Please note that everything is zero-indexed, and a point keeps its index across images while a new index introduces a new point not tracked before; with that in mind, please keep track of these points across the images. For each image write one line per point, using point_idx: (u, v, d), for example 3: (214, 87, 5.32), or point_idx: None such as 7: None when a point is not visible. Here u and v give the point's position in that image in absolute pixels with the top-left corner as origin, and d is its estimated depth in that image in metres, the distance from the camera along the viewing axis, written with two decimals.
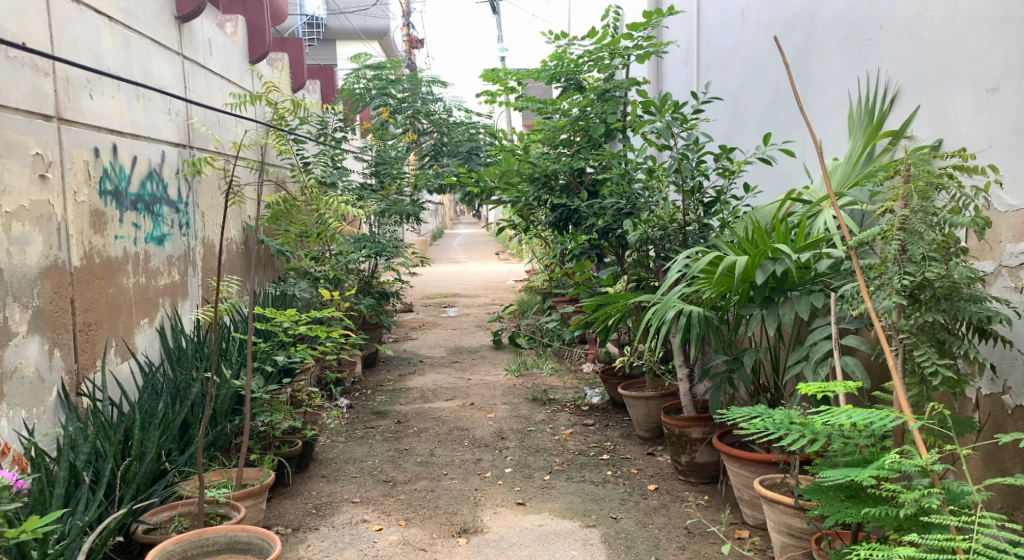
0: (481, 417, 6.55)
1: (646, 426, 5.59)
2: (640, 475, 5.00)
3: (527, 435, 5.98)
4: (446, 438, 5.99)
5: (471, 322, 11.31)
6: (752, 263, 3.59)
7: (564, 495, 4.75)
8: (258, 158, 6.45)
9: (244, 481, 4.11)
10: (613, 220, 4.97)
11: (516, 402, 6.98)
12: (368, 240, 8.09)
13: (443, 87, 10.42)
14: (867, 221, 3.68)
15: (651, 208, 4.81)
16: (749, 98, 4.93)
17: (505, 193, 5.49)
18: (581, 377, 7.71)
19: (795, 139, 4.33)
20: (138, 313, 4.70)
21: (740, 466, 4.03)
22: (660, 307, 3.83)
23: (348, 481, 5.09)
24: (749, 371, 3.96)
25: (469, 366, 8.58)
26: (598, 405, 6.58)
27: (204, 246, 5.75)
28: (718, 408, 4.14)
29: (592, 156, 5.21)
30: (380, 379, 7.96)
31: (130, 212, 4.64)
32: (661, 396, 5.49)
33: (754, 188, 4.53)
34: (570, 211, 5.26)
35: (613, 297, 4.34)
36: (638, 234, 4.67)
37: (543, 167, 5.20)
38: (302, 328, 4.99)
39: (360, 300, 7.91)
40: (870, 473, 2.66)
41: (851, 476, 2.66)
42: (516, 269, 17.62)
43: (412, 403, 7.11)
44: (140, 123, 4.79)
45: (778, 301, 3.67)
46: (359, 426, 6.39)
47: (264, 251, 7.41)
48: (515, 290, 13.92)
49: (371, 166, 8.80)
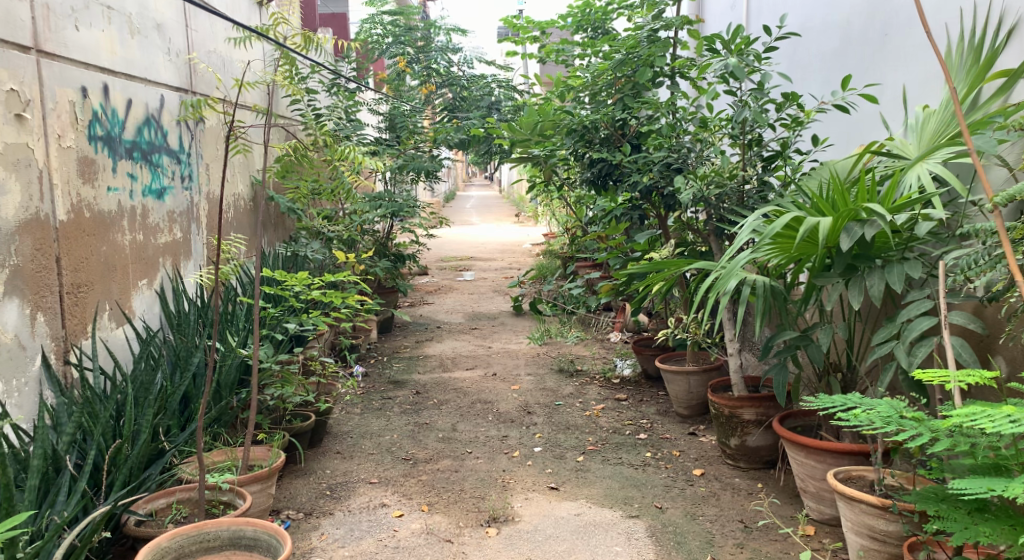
0: (505, 389, 6.11)
1: (685, 403, 5.16)
2: (683, 458, 4.56)
3: (555, 410, 5.54)
4: (468, 412, 5.56)
5: (489, 287, 10.86)
6: (836, 225, 3.16)
7: (602, 479, 4.32)
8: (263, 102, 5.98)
9: (250, 463, 3.66)
10: (660, 176, 4.45)
11: (542, 372, 6.55)
12: (384, 199, 7.62)
13: (462, 37, 9.91)
14: (978, 176, 3.29)
15: (704, 162, 4.35)
16: (808, 41, 4.43)
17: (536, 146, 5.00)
18: (608, 346, 7.26)
19: (878, 85, 3.85)
20: (134, 273, 4.25)
21: (808, 455, 3.58)
22: (725, 275, 3.38)
23: (364, 458, 4.66)
24: (824, 349, 3.51)
25: (490, 333, 8.14)
26: (631, 378, 6.14)
27: (211, 201, 5.36)
28: (784, 392, 3.68)
29: (633, 105, 4.69)
30: (396, 345, 7.53)
31: (124, 160, 4.20)
32: (703, 370, 5.06)
33: (823, 141, 4.05)
34: (610, 167, 4.74)
35: (662, 266, 3.88)
36: (692, 192, 4.17)
37: (584, 116, 4.70)
38: (316, 292, 4.55)
39: (376, 262, 7.45)
40: (1020, 487, 2.26)
41: (998, 492, 2.24)
42: (533, 232, 17.12)
43: (431, 372, 6.68)
44: (134, 61, 4.33)
45: (862, 270, 3.23)
46: (375, 396, 5.96)
47: (275, 208, 6.97)
48: (534, 253, 13.43)
49: (387, 121, 8.30)
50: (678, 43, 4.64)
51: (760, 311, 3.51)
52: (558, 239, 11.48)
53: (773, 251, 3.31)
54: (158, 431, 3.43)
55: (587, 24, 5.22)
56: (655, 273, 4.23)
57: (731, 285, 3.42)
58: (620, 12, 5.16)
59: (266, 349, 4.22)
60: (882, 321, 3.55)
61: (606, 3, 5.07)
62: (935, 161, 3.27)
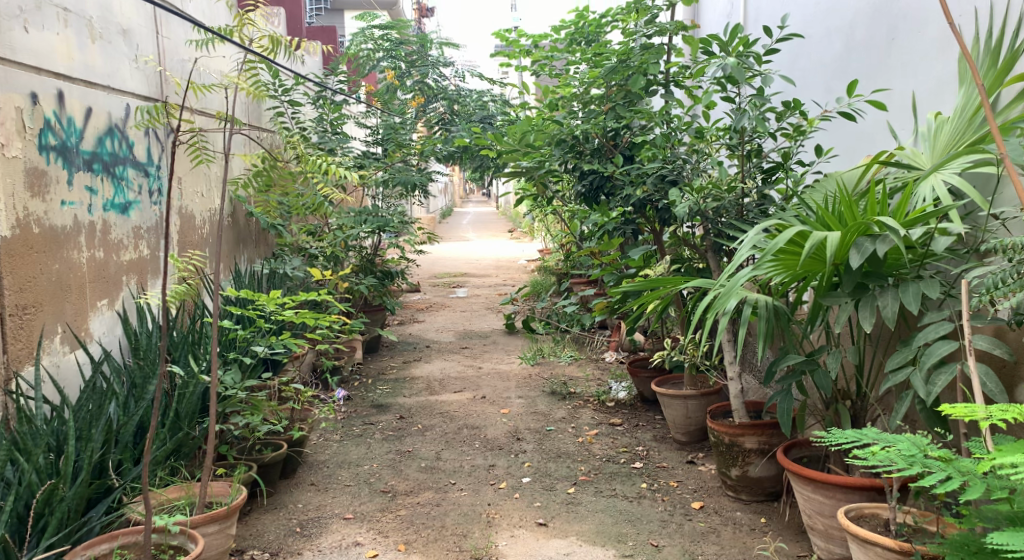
0: (494, 413, 5.84)
1: (683, 429, 4.89)
2: (681, 490, 4.30)
3: (546, 435, 5.27)
4: (454, 438, 5.28)
5: (481, 304, 10.59)
6: (846, 240, 2.89)
7: (594, 514, 4.05)
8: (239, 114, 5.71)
9: (210, 501, 3.39)
10: (654, 189, 4.18)
11: (533, 395, 6.27)
12: (370, 214, 7.36)
13: (454, 49, 9.67)
14: (1003, 187, 3.01)
15: (700, 174, 4.08)
16: (809, 45, 4.17)
17: (524, 158, 4.74)
18: (602, 367, 6.99)
19: (886, 91, 3.58)
20: (93, 293, 3.98)
21: (815, 490, 3.30)
22: (723, 294, 3.12)
23: (340, 491, 4.41)
24: (832, 375, 3.23)
25: (480, 353, 7.88)
26: (626, 401, 5.86)
27: (181, 217, 5.13)
28: (788, 421, 3.39)
29: (627, 115, 4.42)
30: (382, 366, 7.26)
31: (82, 172, 3.93)
32: (702, 394, 4.80)
33: (827, 151, 3.79)
34: (603, 179, 4.48)
35: (657, 282, 3.61)
36: (687, 205, 3.89)
37: (575, 126, 4.44)
38: (289, 313, 4.29)
39: (361, 280, 7.18)
40: None
41: None
42: (528, 248, 16.86)
43: (417, 395, 6.41)
44: (96, 67, 4.07)
45: (874, 289, 2.95)
46: (357, 422, 5.69)
47: (255, 225, 6.72)
48: (528, 270, 13.17)
49: (374, 134, 8.04)
50: (674, 48, 4.39)
51: (763, 334, 3.24)
52: (552, 255, 11.22)
53: (776, 269, 3.04)
54: (106, 468, 3.17)
55: (580, 37, 4.98)
56: (649, 293, 3.95)
57: (730, 305, 3.15)
58: (614, 23, 4.90)
59: (232, 375, 3.94)
60: (896, 346, 3.27)
61: (599, 16, 4.82)
62: (952, 171, 2.99)
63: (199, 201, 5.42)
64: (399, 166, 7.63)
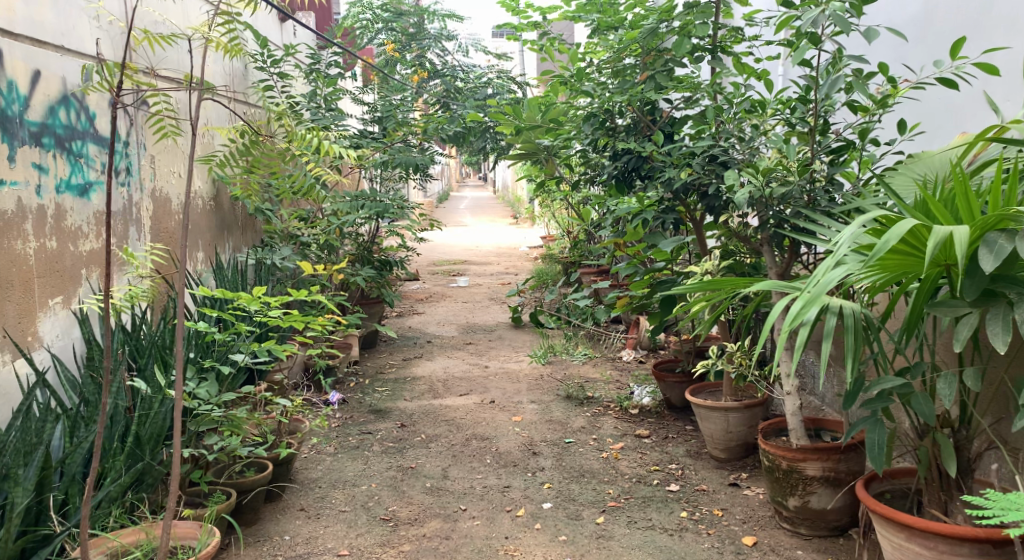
0: (505, 421, 5.25)
1: (722, 444, 4.34)
2: (727, 520, 3.75)
3: (565, 450, 4.69)
4: (462, 452, 4.72)
5: (484, 295, 9.99)
6: (972, 235, 2.35)
7: (630, 553, 3.50)
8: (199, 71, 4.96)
9: (177, 547, 2.82)
10: (703, 172, 3.58)
11: (547, 399, 5.70)
12: (366, 198, 6.73)
13: (457, 22, 9.03)
14: None
15: (757, 155, 3.48)
16: (877, 7, 3.56)
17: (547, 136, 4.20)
18: (621, 367, 6.40)
19: (989, 55, 2.96)
20: (45, 291, 3.39)
21: (910, 539, 2.75)
22: (806, 302, 2.53)
23: (332, 519, 3.83)
24: (940, 405, 2.66)
25: (486, 349, 7.30)
26: (651, 409, 5.28)
27: (153, 201, 4.57)
28: (878, 456, 2.80)
29: (668, 86, 3.81)
30: (380, 365, 6.67)
31: (26, 148, 3.33)
32: (746, 406, 4.26)
33: (913, 127, 3.18)
34: (640, 161, 3.88)
35: (715, 286, 2.98)
36: (747, 191, 3.28)
37: (610, 98, 3.83)
38: (274, 314, 3.69)
39: (358, 270, 6.57)
40: None
41: None
42: (531, 233, 16.21)
43: (419, 398, 5.83)
44: (46, 22, 3.45)
45: (1003, 300, 2.41)
46: (353, 430, 5.12)
47: (241, 210, 6.12)
48: (533, 257, 12.53)
49: (371, 112, 7.41)
50: (722, 8, 3.77)
51: (850, 348, 2.66)
52: (558, 241, 10.60)
53: (875, 270, 2.47)
54: (45, 511, 2.65)
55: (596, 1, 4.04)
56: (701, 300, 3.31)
57: (811, 314, 2.56)
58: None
59: (206, 385, 3.36)
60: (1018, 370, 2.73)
61: None
62: None
63: (173, 183, 4.82)
64: (398, 147, 6.99)
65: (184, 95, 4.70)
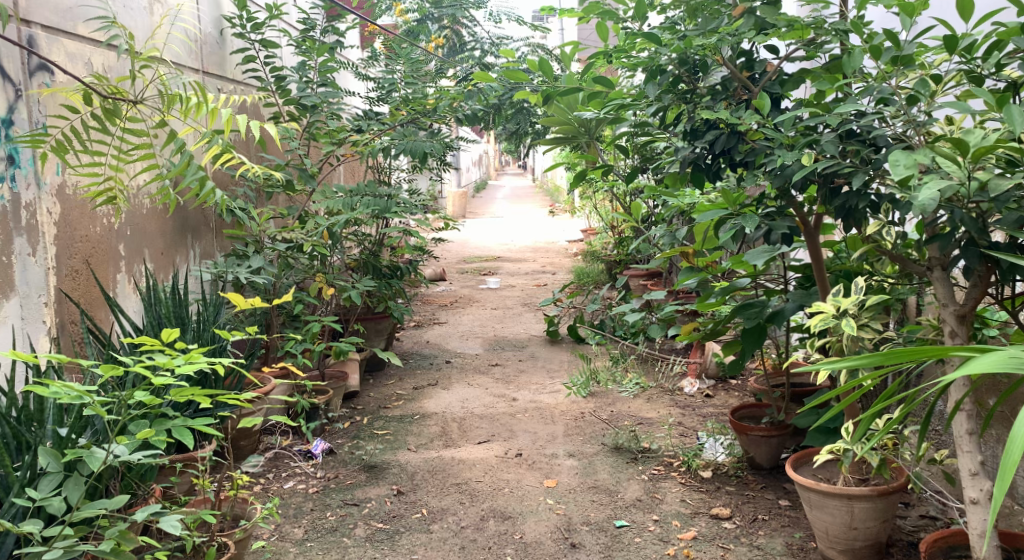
0: (534, 487, 3.99)
1: (842, 546, 3.04)
2: None
3: (615, 541, 3.45)
4: (471, 541, 3.49)
5: (517, 299, 8.71)
6: None
7: None
8: (68, 7, 3.60)
9: None
10: (837, 154, 2.37)
11: (591, 449, 4.44)
12: (365, 192, 5.47)
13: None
14: None
15: (928, 124, 2.28)
16: None
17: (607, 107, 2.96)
18: (683, 404, 5.10)
19: None
20: None
21: None
22: None
23: None
24: None
25: (516, 372, 6.06)
26: (730, 471, 4.00)
27: (33, 203, 3.37)
28: None
29: (776, 24, 2.60)
30: (386, 396, 5.46)
31: None
32: (881, 493, 2.96)
33: None
34: (735, 139, 2.62)
35: (895, 359, 1.71)
36: (941, 186, 2.00)
37: (690, 41, 2.59)
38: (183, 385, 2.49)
39: (356, 280, 5.34)
40: None
41: None
42: (572, 225, 14.87)
43: (427, 445, 4.60)
44: None
45: None
46: (334, 501, 3.91)
47: (212, 209, 4.92)
48: (573, 255, 11.21)
49: (378, 87, 6.17)
50: None
51: None
52: (599, 237, 9.27)
53: None
54: None
55: None
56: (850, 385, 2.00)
57: None
58: None
59: (67, 482, 2.30)
60: None
61: None
62: None
63: (76, 175, 3.64)
64: (404, 128, 5.69)
65: (31, 35, 3.38)
